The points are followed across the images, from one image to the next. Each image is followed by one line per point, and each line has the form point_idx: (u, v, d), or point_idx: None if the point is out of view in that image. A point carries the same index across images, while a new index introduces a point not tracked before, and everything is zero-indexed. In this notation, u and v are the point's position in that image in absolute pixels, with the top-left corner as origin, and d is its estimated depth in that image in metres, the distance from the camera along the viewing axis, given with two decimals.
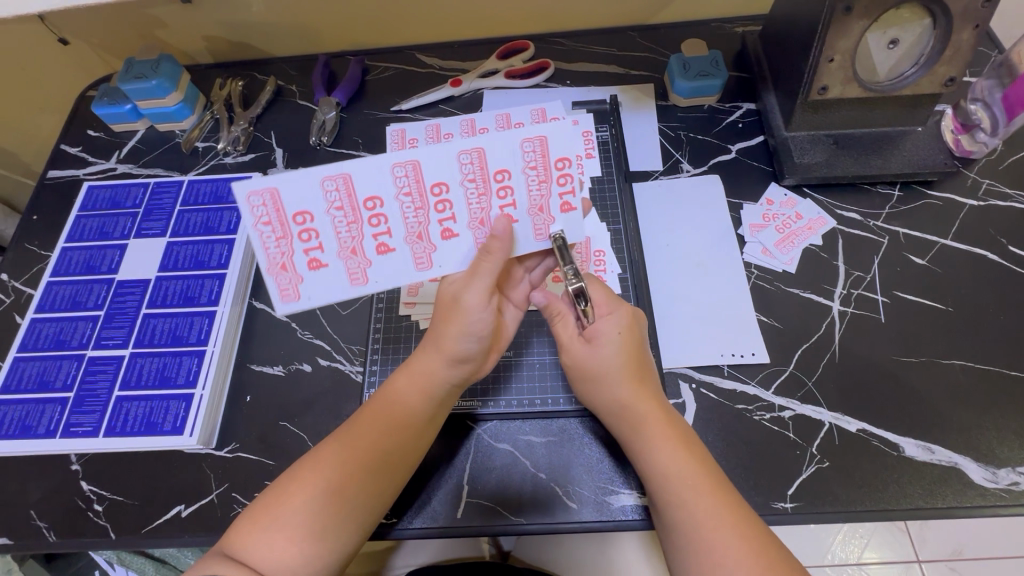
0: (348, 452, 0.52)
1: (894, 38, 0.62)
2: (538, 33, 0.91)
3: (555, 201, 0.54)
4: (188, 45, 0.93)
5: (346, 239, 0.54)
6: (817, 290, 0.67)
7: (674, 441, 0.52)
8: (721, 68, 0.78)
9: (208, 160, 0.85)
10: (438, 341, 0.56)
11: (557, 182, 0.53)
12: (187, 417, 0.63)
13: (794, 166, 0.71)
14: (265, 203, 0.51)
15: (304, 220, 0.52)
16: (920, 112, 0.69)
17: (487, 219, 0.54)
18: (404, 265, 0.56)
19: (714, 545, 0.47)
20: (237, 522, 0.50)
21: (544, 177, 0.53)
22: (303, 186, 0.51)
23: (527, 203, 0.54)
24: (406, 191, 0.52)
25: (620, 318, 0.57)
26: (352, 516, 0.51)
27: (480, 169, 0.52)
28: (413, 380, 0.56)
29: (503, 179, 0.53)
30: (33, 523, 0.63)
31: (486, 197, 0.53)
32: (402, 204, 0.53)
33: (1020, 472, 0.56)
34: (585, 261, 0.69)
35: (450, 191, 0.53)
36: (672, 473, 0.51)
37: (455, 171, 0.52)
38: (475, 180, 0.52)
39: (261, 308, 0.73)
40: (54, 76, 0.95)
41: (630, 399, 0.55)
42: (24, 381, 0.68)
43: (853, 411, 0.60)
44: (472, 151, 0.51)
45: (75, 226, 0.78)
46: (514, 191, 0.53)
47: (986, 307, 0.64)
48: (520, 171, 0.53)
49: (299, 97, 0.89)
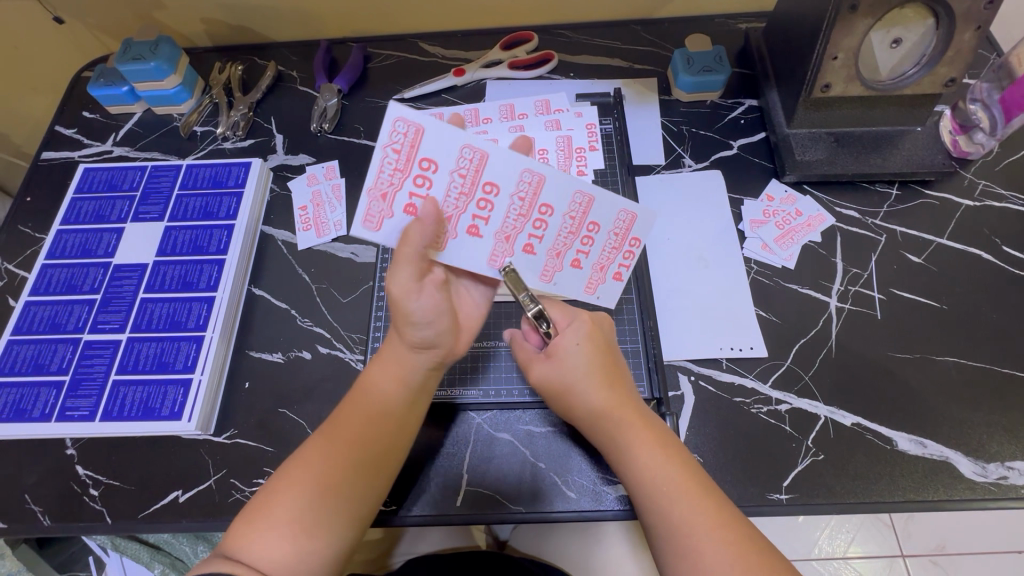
0: (331, 446, 0.52)
1: (897, 38, 0.63)
2: (543, 24, 0.90)
3: (614, 266, 0.61)
4: (186, 28, 0.91)
5: (450, 205, 0.52)
6: (815, 285, 0.68)
7: (652, 443, 0.53)
8: (724, 64, 0.79)
9: (207, 145, 0.84)
10: (398, 328, 0.54)
11: (626, 253, 0.61)
12: (186, 402, 0.63)
13: (795, 163, 0.72)
14: (406, 133, 0.49)
15: (427, 167, 0.51)
16: (920, 112, 0.70)
17: (562, 254, 0.59)
18: (480, 253, 0.56)
19: (693, 549, 0.47)
20: (232, 526, 0.49)
21: (618, 245, 0.60)
22: (446, 140, 0.50)
23: (594, 260, 0.60)
24: (520, 196, 0.54)
25: (584, 326, 0.59)
26: (341, 509, 0.51)
27: (581, 213, 0.57)
28: (386, 368, 0.56)
29: (592, 231, 0.58)
30: (28, 506, 0.63)
31: (572, 237, 0.58)
32: (512, 205, 0.54)
33: (1010, 467, 0.57)
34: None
35: (550, 216, 0.56)
36: (647, 476, 0.51)
37: (564, 203, 0.56)
38: (572, 219, 0.57)
39: (261, 295, 0.73)
40: (48, 55, 0.93)
41: (602, 403, 0.55)
42: (19, 364, 0.67)
43: (849, 405, 0.61)
44: (585, 197, 0.56)
45: (70, 208, 0.77)
46: (593, 244, 0.59)
47: (979, 305, 0.65)
48: (606, 232, 0.59)
49: (300, 83, 0.88)
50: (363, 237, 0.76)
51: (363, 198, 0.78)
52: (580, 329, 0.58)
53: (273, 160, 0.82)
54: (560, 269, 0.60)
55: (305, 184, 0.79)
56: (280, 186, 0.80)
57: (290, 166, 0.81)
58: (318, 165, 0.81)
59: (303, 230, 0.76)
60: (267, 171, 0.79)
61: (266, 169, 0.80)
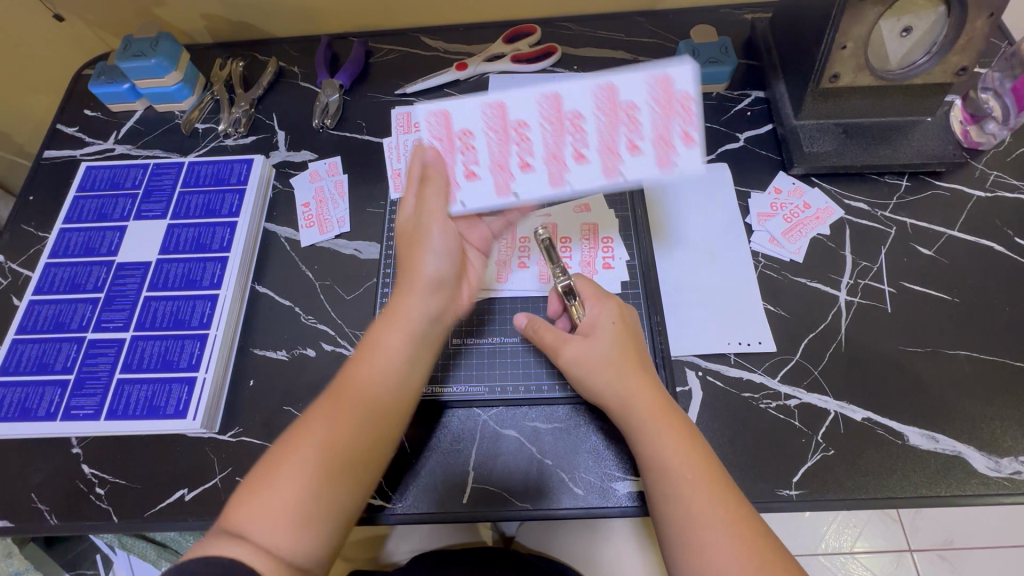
0: (334, 412, 0.50)
1: (908, 26, 0.62)
2: (545, 16, 0.90)
3: (676, 132, 0.56)
4: (187, 24, 0.91)
5: (498, 154, 0.58)
6: (823, 279, 0.67)
7: (678, 434, 0.52)
8: (730, 55, 0.78)
9: (209, 143, 0.83)
10: (407, 273, 0.55)
11: (683, 115, 0.56)
12: (191, 400, 0.63)
13: (803, 155, 0.71)
14: (439, 123, 0.59)
15: (469, 136, 0.59)
16: (931, 102, 0.68)
17: (617, 146, 0.57)
18: (537, 183, 0.57)
19: (710, 539, 0.46)
20: (234, 496, 0.47)
21: (667, 109, 0.56)
22: (471, 109, 0.59)
23: (651, 133, 0.56)
24: (549, 119, 0.58)
25: (601, 310, 0.59)
26: (348, 475, 0.49)
27: (611, 102, 0.57)
28: (394, 327, 0.53)
29: (630, 111, 0.57)
30: (34, 505, 0.63)
31: (613, 126, 0.57)
32: (544, 129, 0.58)
33: (1022, 461, 0.57)
34: (592, 248, 0.70)
35: (585, 118, 0.57)
36: (669, 464, 0.50)
37: (590, 103, 0.57)
38: (606, 111, 0.57)
39: (265, 293, 0.72)
40: (48, 53, 0.93)
41: (632, 387, 0.54)
42: (23, 363, 0.67)
43: (859, 401, 0.60)
44: (605, 86, 0.57)
45: (72, 207, 0.77)
46: (640, 123, 0.56)
47: (992, 298, 0.64)
48: (645, 106, 0.57)
49: (302, 79, 0.88)
50: (366, 234, 0.75)
51: (365, 194, 0.78)
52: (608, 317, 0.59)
53: (275, 157, 0.81)
54: (621, 160, 0.57)
55: (308, 180, 0.79)
56: (283, 183, 0.80)
57: (292, 163, 0.81)
58: (320, 161, 0.80)
59: (305, 227, 0.76)
60: (269, 168, 0.79)
61: (268, 166, 0.79)
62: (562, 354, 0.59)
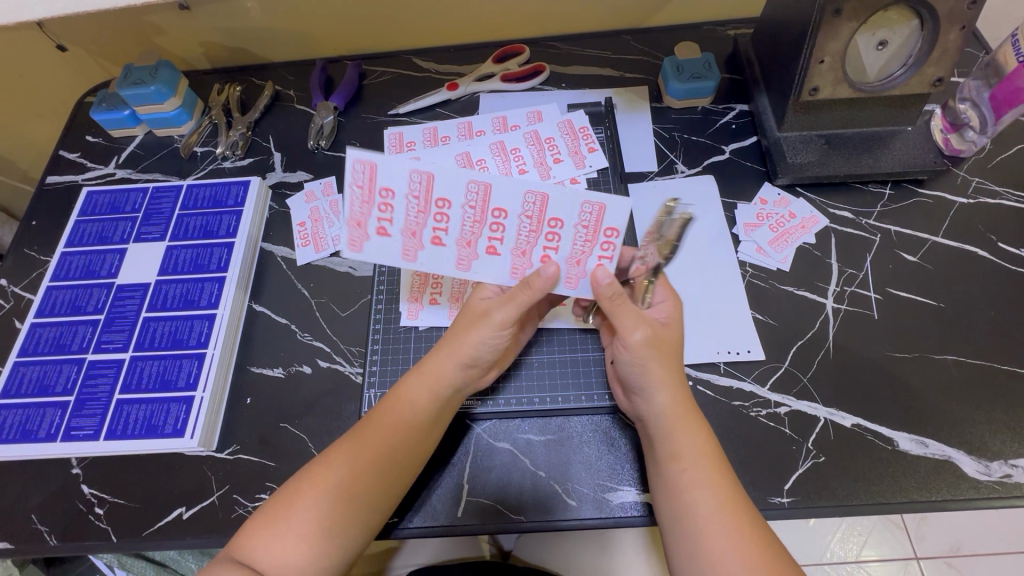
0: (321, 482, 0.53)
1: (883, 39, 0.63)
2: (534, 37, 0.92)
3: (592, 260, 0.56)
4: (186, 52, 0.94)
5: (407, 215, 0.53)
6: (811, 287, 0.68)
7: (702, 433, 0.53)
8: (714, 71, 0.80)
9: (207, 165, 0.85)
10: (455, 343, 0.58)
11: (603, 244, 0.55)
12: (188, 418, 0.64)
13: (787, 166, 0.72)
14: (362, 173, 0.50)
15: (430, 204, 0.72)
16: (911, 112, 0.70)
17: (584, 261, 0.56)
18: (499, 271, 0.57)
19: (729, 530, 0.48)
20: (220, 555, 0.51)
21: (591, 239, 0.55)
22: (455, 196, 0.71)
23: (567, 253, 0.56)
24: (527, 214, 0.54)
25: (671, 305, 0.59)
26: (334, 550, 0.51)
27: (595, 222, 0.54)
28: (424, 382, 0.57)
29: (554, 226, 0.54)
30: (34, 526, 0.63)
31: (532, 235, 0.55)
32: (520, 224, 0.54)
33: (1013, 464, 0.57)
34: (589, 242, 0.55)
35: (562, 227, 0.54)
36: (691, 457, 0.51)
37: (574, 214, 0.54)
38: (530, 218, 0.54)
39: (262, 311, 0.74)
40: (52, 83, 0.96)
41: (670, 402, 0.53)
42: (24, 386, 0.68)
43: (848, 406, 0.61)
44: (536, 194, 0.53)
45: (74, 231, 0.78)
46: (560, 238, 0.55)
47: (977, 302, 0.65)
48: (571, 226, 0.54)
49: (297, 102, 0.90)
50: None
51: None
52: (676, 319, 0.58)
53: (272, 178, 0.83)
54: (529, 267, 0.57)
55: (303, 201, 0.80)
56: (279, 204, 0.81)
57: (289, 184, 0.82)
58: (316, 181, 0.82)
59: (302, 246, 0.77)
60: (266, 189, 0.81)
61: (264, 187, 0.81)
62: (633, 331, 0.55)
